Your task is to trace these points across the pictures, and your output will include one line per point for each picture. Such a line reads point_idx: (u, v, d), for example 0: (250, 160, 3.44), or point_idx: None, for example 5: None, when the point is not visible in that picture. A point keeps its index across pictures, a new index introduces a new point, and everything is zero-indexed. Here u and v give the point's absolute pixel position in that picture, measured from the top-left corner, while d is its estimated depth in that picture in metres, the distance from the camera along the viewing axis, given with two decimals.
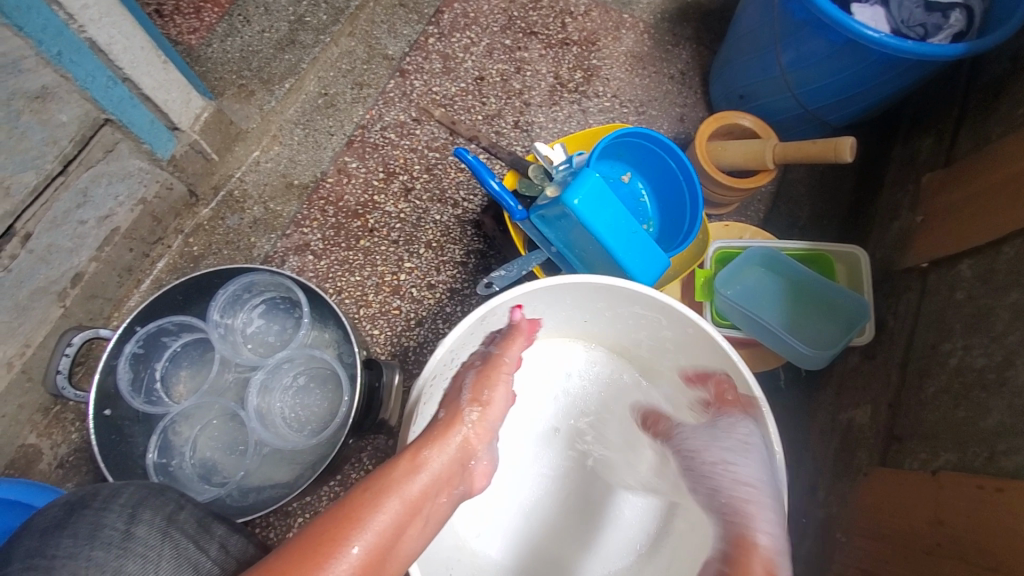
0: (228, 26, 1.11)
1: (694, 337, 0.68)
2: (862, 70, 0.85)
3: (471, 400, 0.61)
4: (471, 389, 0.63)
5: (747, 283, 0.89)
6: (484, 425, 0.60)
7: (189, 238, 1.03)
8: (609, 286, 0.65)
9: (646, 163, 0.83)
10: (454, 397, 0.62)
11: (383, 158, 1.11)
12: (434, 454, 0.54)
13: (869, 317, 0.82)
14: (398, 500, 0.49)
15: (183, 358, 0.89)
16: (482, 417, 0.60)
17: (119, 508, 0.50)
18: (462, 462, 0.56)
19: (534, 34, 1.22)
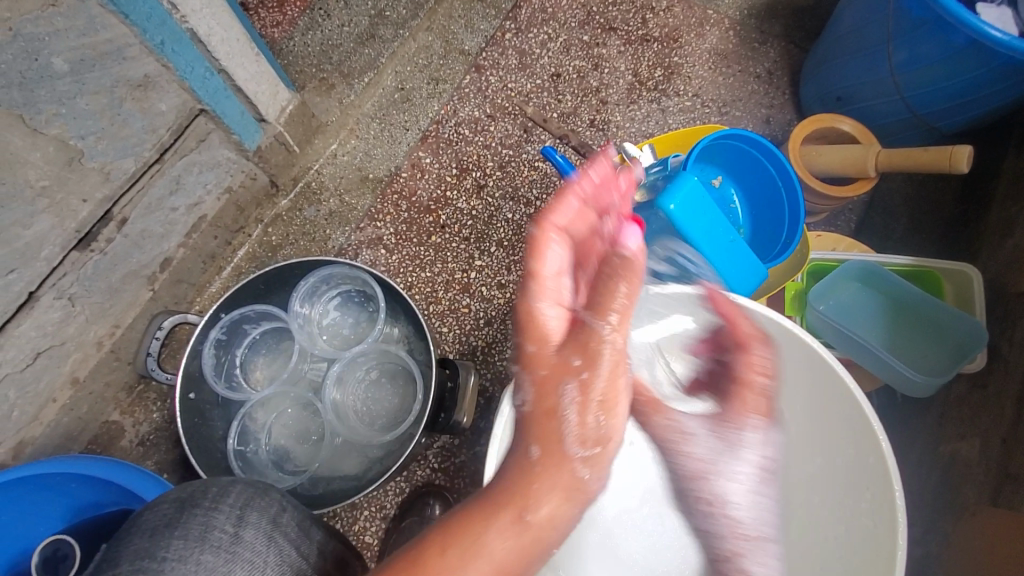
0: (308, 20, 1.07)
1: (798, 359, 0.65)
2: (985, 75, 0.78)
3: (581, 441, 0.54)
4: (578, 425, 0.54)
5: (843, 299, 0.84)
6: (599, 463, 0.54)
7: (268, 228, 1.05)
8: (711, 297, 0.63)
9: (740, 167, 0.79)
10: (556, 432, 0.53)
11: (456, 154, 1.11)
12: (539, 513, 0.50)
13: (983, 346, 0.74)
14: (491, 568, 0.48)
15: (261, 346, 0.91)
16: (592, 462, 0.53)
17: (228, 509, 0.54)
18: (573, 511, 0.52)
19: (613, 30, 1.19)
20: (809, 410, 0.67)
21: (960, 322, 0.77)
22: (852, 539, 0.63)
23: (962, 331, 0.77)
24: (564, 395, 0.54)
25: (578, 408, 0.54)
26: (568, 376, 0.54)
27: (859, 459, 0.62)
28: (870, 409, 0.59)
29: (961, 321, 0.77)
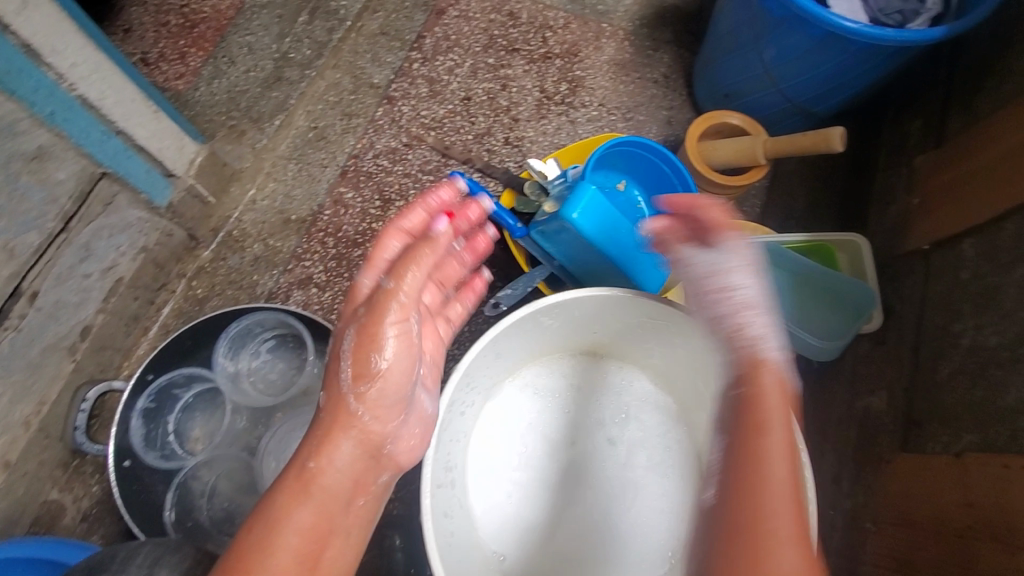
0: (213, 70, 1.14)
1: (706, 343, 0.69)
2: (846, 60, 0.86)
3: (354, 384, 0.66)
4: (354, 371, 0.66)
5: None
6: (376, 404, 0.66)
7: (192, 282, 1.03)
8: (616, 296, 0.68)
9: (641, 170, 0.84)
10: (336, 378, 0.66)
11: (377, 186, 1.11)
12: (335, 461, 0.64)
13: (876, 304, 0.83)
14: (294, 535, 0.59)
15: (197, 404, 0.89)
16: (368, 402, 0.65)
17: (138, 567, 0.57)
18: (370, 457, 0.66)
19: (516, 50, 1.24)
20: None
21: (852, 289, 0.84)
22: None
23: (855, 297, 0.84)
24: (344, 344, 0.67)
25: (355, 356, 0.66)
26: (352, 323, 0.68)
27: None
28: (772, 380, 0.63)
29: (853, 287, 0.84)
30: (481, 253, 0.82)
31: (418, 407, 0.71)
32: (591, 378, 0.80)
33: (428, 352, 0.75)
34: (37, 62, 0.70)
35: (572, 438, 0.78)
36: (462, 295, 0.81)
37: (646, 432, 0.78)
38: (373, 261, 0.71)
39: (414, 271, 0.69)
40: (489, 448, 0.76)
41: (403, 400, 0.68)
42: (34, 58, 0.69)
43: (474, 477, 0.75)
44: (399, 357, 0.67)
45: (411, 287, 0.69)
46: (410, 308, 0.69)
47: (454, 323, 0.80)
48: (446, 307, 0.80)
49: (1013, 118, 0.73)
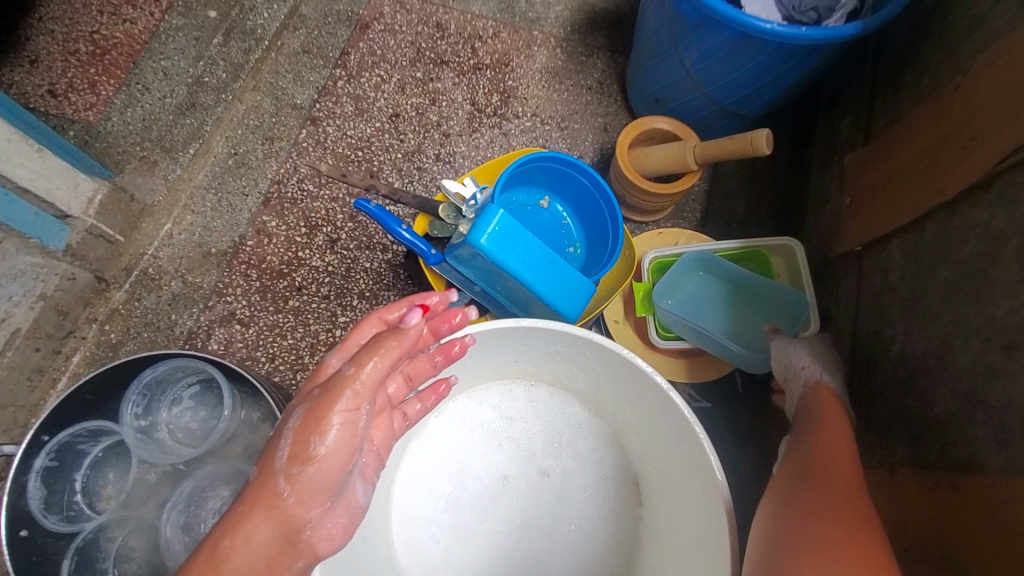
0: (126, 97, 1.04)
1: (620, 367, 0.66)
2: (764, 61, 0.84)
3: (287, 462, 0.55)
4: (290, 448, 0.55)
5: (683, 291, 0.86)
6: (304, 488, 0.56)
7: (105, 326, 0.96)
8: (524, 326, 0.65)
9: (561, 185, 0.81)
10: (270, 455, 0.56)
11: (303, 212, 1.06)
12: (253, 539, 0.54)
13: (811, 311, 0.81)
14: None
15: (107, 460, 0.83)
16: (294, 481, 0.55)
17: None
18: (287, 539, 0.56)
19: (445, 63, 1.20)
20: (647, 412, 0.67)
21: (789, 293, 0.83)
22: (703, 533, 0.62)
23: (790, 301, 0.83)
24: (287, 422, 0.57)
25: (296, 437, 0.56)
26: (303, 402, 0.58)
27: (686, 452, 0.62)
28: (681, 403, 0.60)
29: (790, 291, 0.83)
30: (456, 356, 0.66)
31: (352, 495, 0.60)
32: (522, 408, 0.76)
33: (375, 444, 0.63)
34: None
35: (503, 473, 0.74)
36: (425, 396, 0.68)
37: (581, 460, 0.75)
38: (348, 343, 0.63)
39: (375, 361, 0.58)
40: (415, 490, 0.72)
41: (334, 489, 0.57)
42: None
43: (399, 522, 0.71)
44: (338, 443, 0.56)
45: (369, 376, 0.57)
46: (365, 399, 0.58)
47: (410, 421, 0.68)
48: (406, 402, 0.68)
49: (931, 114, 0.71)
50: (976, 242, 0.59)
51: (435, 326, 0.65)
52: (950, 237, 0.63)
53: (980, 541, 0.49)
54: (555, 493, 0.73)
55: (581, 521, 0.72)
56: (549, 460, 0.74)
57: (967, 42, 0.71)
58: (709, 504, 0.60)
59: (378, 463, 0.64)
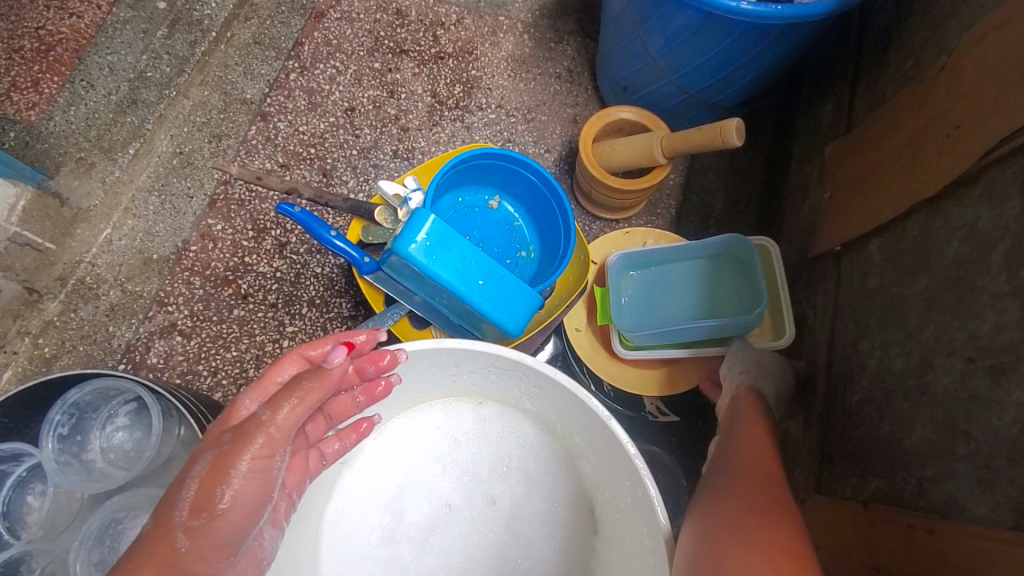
0: (69, 95, 0.96)
1: (566, 388, 0.60)
2: (732, 44, 0.76)
3: (189, 515, 0.48)
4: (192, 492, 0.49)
5: (638, 294, 0.80)
6: (207, 544, 0.49)
7: (38, 339, 0.90)
8: (447, 346, 0.60)
9: (512, 184, 0.76)
10: (170, 502, 0.49)
11: (250, 214, 1.00)
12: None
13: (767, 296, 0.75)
14: None
15: (33, 480, 0.77)
16: (194, 535, 0.48)
17: None
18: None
19: (404, 52, 1.12)
20: (598, 438, 0.62)
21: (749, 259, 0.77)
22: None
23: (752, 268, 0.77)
24: (194, 468, 0.50)
25: (202, 482, 0.49)
26: (211, 448, 0.51)
27: (639, 483, 0.57)
28: (621, 432, 0.57)
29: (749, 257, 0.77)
30: (379, 395, 0.62)
31: (257, 546, 0.54)
32: (467, 428, 0.70)
33: (287, 488, 0.58)
34: None
35: (445, 500, 0.68)
36: (344, 434, 0.64)
37: (531, 485, 0.68)
38: (263, 383, 0.56)
39: (293, 404, 0.52)
40: (347, 521, 0.66)
41: (239, 542, 0.51)
42: None
43: (329, 558, 0.65)
44: (247, 493, 0.50)
45: (285, 422, 0.52)
46: (281, 445, 0.52)
47: (328, 461, 0.63)
48: (324, 440, 0.63)
49: (915, 98, 0.64)
50: (960, 245, 0.52)
51: (360, 364, 0.59)
52: (931, 239, 0.56)
53: None
54: (502, 524, 0.67)
55: (529, 552, 0.66)
56: (495, 487, 0.68)
57: (954, 17, 0.63)
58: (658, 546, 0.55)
59: (290, 505, 0.58)
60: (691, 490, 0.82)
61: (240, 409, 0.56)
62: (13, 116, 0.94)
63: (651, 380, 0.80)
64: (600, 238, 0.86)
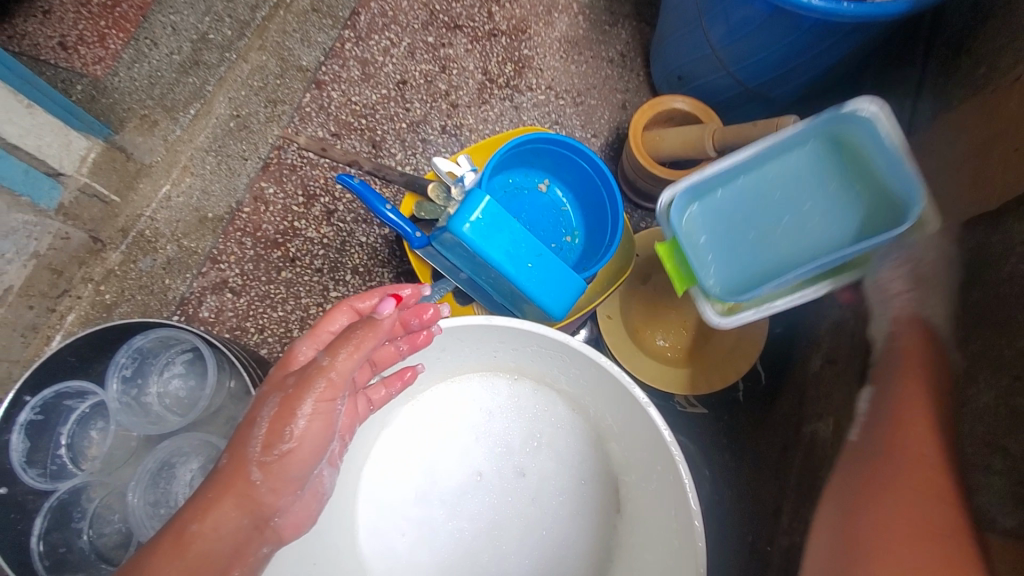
0: (133, 53, 0.94)
1: (602, 373, 0.62)
2: (798, 39, 0.75)
3: (263, 451, 0.54)
4: (264, 433, 0.54)
5: (712, 245, 0.67)
6: (277, 476, 0.54)
7: (99, 286, 0.95)
8: (494, 324, 0.62)
9: (562, 169, 0.77)
10: (244, 440, 0.55)
11: (301, 180, 1.03)
12: (224, 518, 0.53)
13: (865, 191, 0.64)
14: None
15: (96, 416, 0.83)
16: (267, 469, 0.54)
17: None
18: (256, 524, 0.55)
19: (458, 27, 1.12)
20: (630, 422, 0.63)
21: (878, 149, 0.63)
22: (674, 552, 0.59)
23: (880, 168, 0.64)
24: (264, 408, 0.55)
25: (272, 421, 0.55)
26: (276, 392, 0.56)
27: (669, 469, 0.59)
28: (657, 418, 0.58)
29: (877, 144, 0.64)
30: (422, 344, 0.64)
31: (320, 481, 0.59)
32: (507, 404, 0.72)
33: (342, 430, 0.61)
34: None
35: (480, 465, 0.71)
36: (390, 381, 0.66)
37: (560, 462, 0.71)
38: (317, 331, 0.61)
39: (348, 351, 0.55)
40: (384, 479, 0.70)
41: (304, 478, 0.56)
42: None
43: (366, 513, 0.69)
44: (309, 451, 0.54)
45: (343, 368, 0.55)
46: (341, 390, 0.56)
47: (374, 407, 0.65)
48: (370, 387, 0.65)
49: (985, 108, 0.62)
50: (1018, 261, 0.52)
51: (405, 318, 0.61)
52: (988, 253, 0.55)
53: None
54: (529, 497, 0.70)
55: (554, 525, 0.69)
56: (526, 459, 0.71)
57: None
58: (683, 529, 0.57)
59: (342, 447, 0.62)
60: (713, 481, 0.84)
61: (298, 354, 0.61)
62: (79, 69, 0.92)
63: (684, 380, 0.81)
64: (644, 233, 0.88)
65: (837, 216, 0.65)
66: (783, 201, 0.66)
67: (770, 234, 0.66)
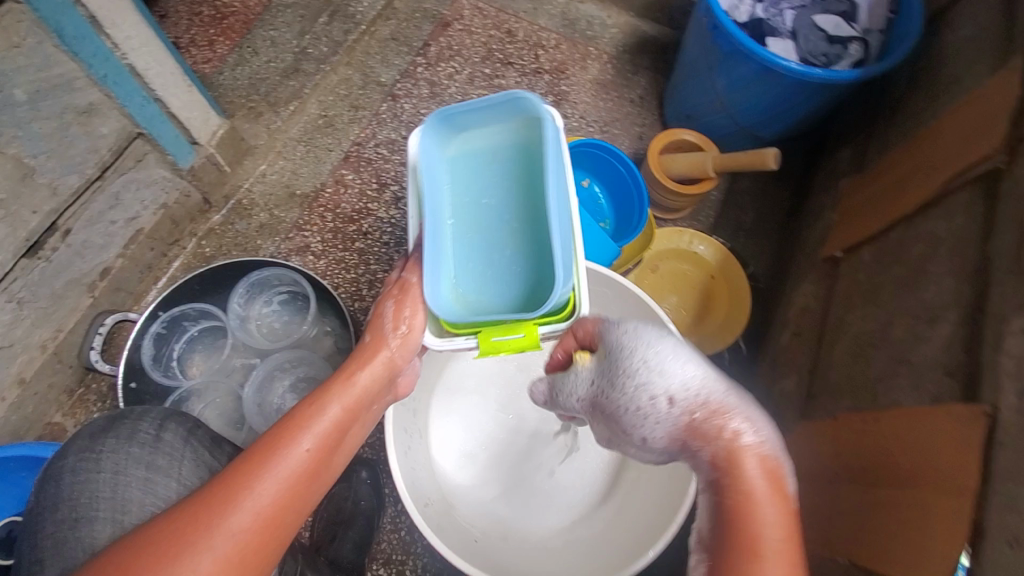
0: (239, 57, 1.27)
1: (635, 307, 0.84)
2: (780, 92, 1.00)
3: (394, 331, 0.67)
4: (395, 317, 0.67)
5: (449, 302, 0.69)
6: (406, 348, 0.68)
7: (202, 241, 1.14)
8: None
9: (601, 171, 1.00)
10: (378, 327, 0.67)
11: (376, 171, 1.25)
12: (364, 373, 0.64)
13: (492, 156, 0.75)
14: (312, 436, 0.56)
15: (201, 340, 0.99)
16: (403, 341, 0.67)
17: (151, 420, 0.62)
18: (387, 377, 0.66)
19: (510, 64, 1.38)
20: None
21: (471, 110, 0.73)
22: None
23: (494, 119, 0.75)
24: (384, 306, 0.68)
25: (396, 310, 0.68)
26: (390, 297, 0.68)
27: None
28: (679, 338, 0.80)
29: (446, 122, 0.74)
30: None
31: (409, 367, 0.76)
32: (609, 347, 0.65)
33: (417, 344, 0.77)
34: (98, 30, 0.80)
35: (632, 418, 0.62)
36: None
37: None
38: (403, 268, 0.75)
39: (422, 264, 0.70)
40: (453, 391, 0.92)
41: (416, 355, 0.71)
42: (96, 27, 0.80)
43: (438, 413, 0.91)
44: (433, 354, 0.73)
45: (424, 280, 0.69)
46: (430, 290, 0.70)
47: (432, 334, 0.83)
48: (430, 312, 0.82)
49: (911, 149, 0.88)
50: (923, 245, 0.74)
51: None
52: (905, 242, 0.78)
53: (892, 465, 0.61)
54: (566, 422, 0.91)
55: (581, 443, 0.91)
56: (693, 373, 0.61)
57: (944, 94, 0.87)
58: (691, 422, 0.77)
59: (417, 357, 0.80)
60: None
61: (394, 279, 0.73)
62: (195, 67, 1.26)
63: None
64: (657, 232, 1.12)
65: (507, 165, 0.75)
66: (477, 192, 0.75)
67: (495, 236, 0.74)
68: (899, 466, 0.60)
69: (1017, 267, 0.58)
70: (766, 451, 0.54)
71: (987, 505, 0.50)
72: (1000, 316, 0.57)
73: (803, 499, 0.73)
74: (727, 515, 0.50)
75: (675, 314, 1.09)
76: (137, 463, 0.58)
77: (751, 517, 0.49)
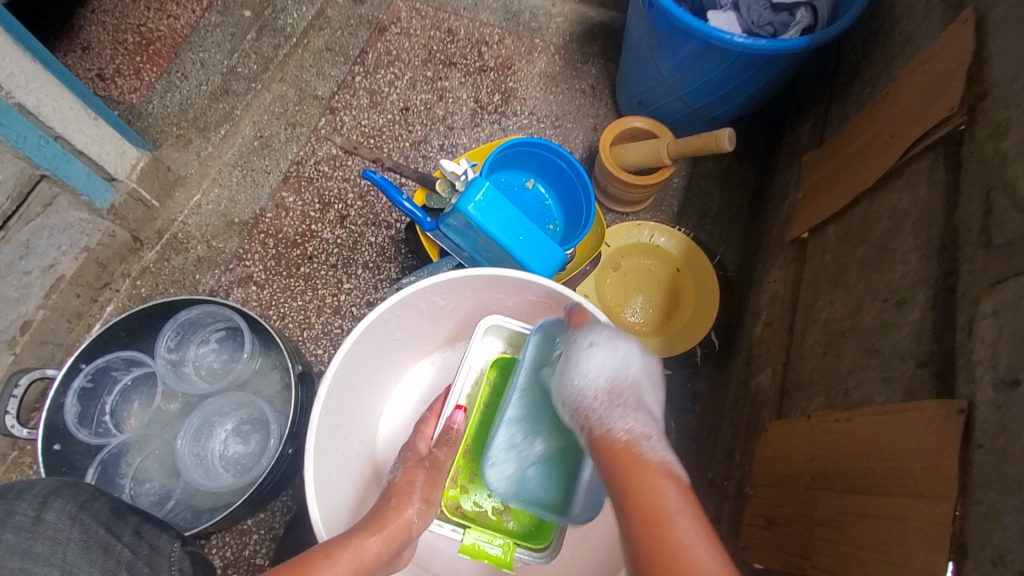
0: (167, 83, 1.17)
1: None
2: (728, 68, 0.94)
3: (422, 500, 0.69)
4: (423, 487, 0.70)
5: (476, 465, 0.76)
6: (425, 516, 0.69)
7: (136, 281, 1.07)
8: (495, 274, 0.73)
9: (544, 169, 0.94)
10: (406, 488, 0.70)
11: (318, 189, 1.18)
12: (381, 535, 0.63)
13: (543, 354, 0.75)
14: None
15: (136, 390, 0.92)
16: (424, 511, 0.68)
17: (30, 498, 0.56)
18: (396, 546, 0.64)
19: (453, 64, 1.32)
20: None
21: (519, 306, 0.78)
22: None
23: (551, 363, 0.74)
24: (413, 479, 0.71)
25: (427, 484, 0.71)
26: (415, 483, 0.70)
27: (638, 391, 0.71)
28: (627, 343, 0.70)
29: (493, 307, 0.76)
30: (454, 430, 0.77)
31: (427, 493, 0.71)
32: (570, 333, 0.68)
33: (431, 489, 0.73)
34: None
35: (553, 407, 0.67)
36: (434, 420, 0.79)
37: None
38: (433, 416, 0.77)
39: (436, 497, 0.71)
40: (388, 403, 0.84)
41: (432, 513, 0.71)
42: None
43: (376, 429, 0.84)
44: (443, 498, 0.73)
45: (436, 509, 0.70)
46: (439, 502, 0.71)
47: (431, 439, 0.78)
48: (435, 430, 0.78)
49: (870, 117, 0.81)
50: (887, 221, 0.68)
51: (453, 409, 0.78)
52: (868, 219, 0.72)
53: (868, 468, 0.55)
54: None
55: None
56: (597, 369, 0.65)
57: (899, 55, 0.81)
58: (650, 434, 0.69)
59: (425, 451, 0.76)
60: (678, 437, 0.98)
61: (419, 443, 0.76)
62: (118, 98, 1.18)
63: (652, 347, 0.98)
64: (615, 227, 1.05)
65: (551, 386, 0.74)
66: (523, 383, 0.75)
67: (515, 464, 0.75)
68: (874, 471, 0.54)
69: (985, 242, 0.53)
70: (634, 439, 0.57)
71: (970, 516, 0.45)
72: (972, 299, 0.52)
73: (780, 510, 0.67)
74: (622, 489, 0.54)
75: (643, 313, 1.02)
76: (10, 552, 0.52)
77: (646, 490, 0.52)
